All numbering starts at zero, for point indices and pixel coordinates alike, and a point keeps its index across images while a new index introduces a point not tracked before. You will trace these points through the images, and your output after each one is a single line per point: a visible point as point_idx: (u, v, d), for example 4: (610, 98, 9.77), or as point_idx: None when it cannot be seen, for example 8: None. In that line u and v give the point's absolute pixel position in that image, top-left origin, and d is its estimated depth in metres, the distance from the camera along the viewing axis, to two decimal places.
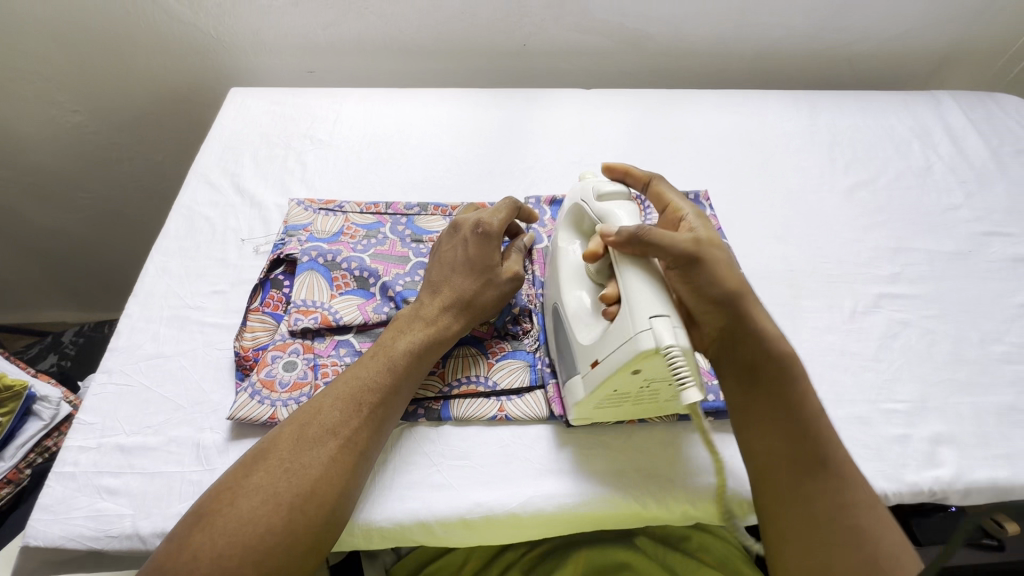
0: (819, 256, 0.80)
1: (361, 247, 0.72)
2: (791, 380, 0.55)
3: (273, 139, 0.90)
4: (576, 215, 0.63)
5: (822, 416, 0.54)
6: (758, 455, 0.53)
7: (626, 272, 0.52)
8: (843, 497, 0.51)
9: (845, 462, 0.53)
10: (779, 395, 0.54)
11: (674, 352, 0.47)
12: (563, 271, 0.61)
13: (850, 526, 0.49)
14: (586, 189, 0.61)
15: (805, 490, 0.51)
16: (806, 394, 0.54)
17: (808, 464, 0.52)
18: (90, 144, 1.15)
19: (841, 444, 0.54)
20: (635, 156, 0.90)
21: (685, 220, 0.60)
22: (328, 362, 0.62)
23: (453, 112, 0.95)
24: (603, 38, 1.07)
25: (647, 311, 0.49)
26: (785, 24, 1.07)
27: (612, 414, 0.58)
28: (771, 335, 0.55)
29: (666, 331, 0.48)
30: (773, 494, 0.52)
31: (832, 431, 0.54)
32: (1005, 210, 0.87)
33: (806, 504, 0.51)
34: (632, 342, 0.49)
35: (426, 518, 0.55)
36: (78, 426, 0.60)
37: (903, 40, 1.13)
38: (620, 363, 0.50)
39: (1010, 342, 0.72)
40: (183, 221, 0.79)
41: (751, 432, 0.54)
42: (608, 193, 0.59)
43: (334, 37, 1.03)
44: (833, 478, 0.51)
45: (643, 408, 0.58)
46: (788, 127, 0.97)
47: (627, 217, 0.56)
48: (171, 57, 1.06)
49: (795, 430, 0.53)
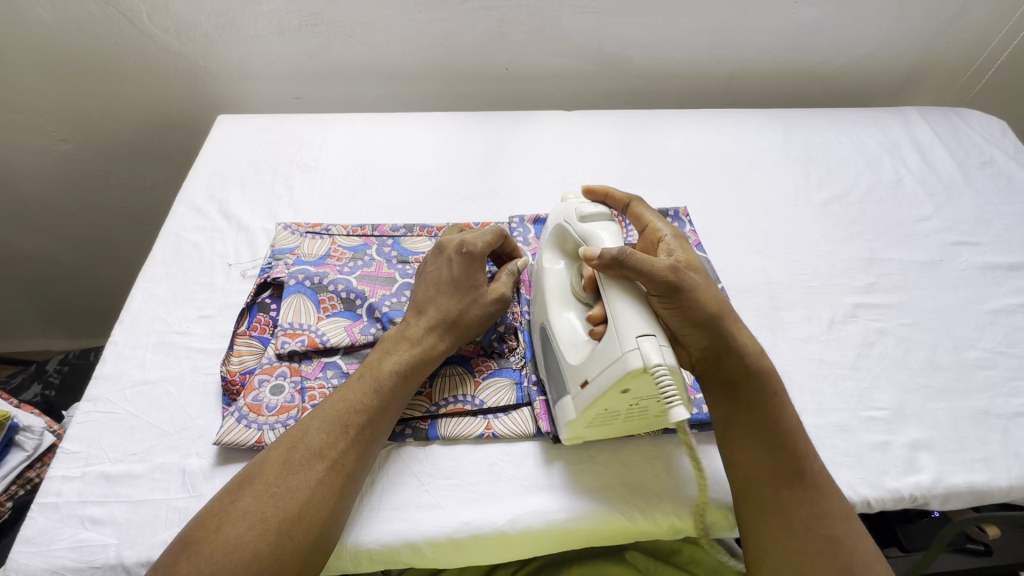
0: (797, 268, 0.82)
1: (348, 269, 0.73)
2: (771, 395, 0.56)
3: (261, 164, 0.91)
4: (559, 236, 0.64)
5: (799, 427, 0.56)
6: (739, 466, 0.55)
7: (613, 295, 0.53)
8: (819, 506, 0.52)
9: (821, 473, 0.54)
10: (761, 410, 0.55)
11: (662, 371, 0.48)
12: (550, 290, 0.62)
13: (824, 535, 0.51)
14: (569, 211, 0.63)
15: (784, 500, 0.52)
16: (784, 408, 0.56)
17: (787, 475, 0.53)
18: (78, 171, 1.16)
19: (818, 457, 0.55)
20: (616, 175, 0.92)
21: (663, 241, 0.62)
22: (315, 384, 0.63)
23: (437, 135, 0.97)
24: (583, 62, 1.10)
25: (634, 331, 0.50)
26: (757, 46, 1.11)
27: (602, 432, 0.59)
28: (751, 352, 0.56)
29: (654, 351, 0.49)
30: (754, 505, 0.53)
31: (808, 443, 0.55)
32: (972, 220, 0.91)
33: (784, 514, 0.52)
34: (621, 361, 0.50)
35: (415, 539, 0.55)
36: (62, 455, 0.60)
37: (870, 59, 1.18)
38: (609, 383, 0.51)
39: (982, 348, 0.74)
40: (170, 247, 0.79)
41: (734, 444, 0.55)
42: (590, 214, 0.61)
43: (320, 64, 1.06)
44: (808, 487, 0.53)
45: (633, 425, 0.59)
46: (763, 144, 1.00)
47: (609, 238, 0.58)
48: (160, 85, 1.07)
49: (775, 443, 0.54)
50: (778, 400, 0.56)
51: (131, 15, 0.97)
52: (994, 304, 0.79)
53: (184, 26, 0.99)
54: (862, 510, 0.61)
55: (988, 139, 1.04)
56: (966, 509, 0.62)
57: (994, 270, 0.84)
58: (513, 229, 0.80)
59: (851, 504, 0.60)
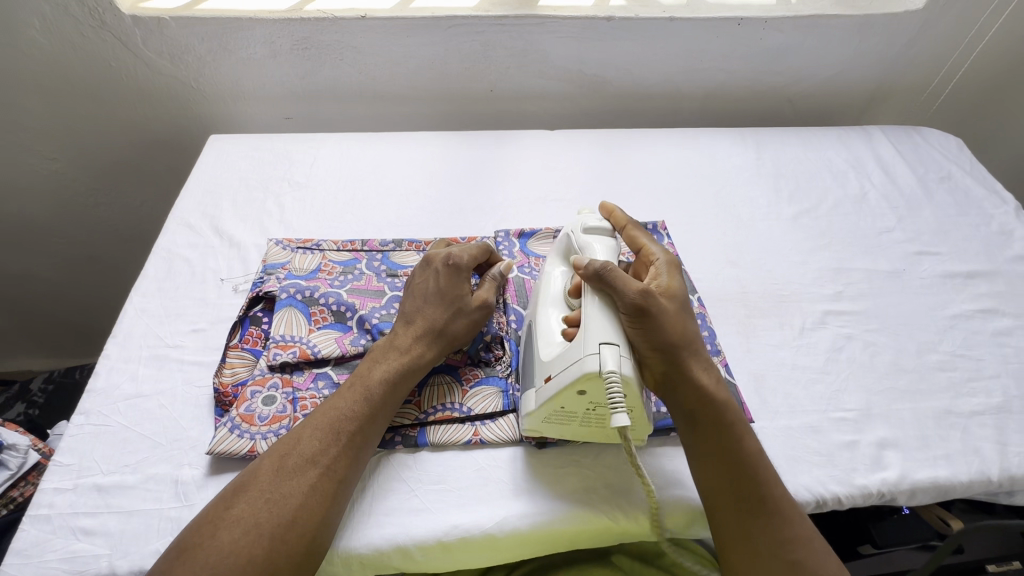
0: (769, 278, 0.86)
1: (338, 283, 0.75)
2: (730, 423, 0.58)
3: (252, 182, 0.94)
4: (561, 245, 0.68)
5: (760, 455, 0.58)
6: (707, 493, 0.57)
7: (588, 302, 0.57)
8: (783, 532, 0.54)
9: (783, 499, 0.56)
10: (720, 436, 0.57)
11: (613, 378, 0.51)
12: (543, 291, 0.65)
13: (788, 561, 0.53)
14: (575, 222, 0.67)
15: (749, 526, 0.54)
16: (743, 435, 0.58)
17: (752, 504, 0.55)
18: (66, 189, 1.17)
19: (779, 481, 0.57)
20: (597, 190, 0.97)
21: (655, 263, 0.65)
22: (306, 395, 0.64)
23: (425, 152, 1.00)
24: (565, 83, 1.15)
25: (597, 337, 0.53)
26: (728, 69, 1.18)
27: (558, 433, 0.61)
28: (710, 382, 0.59)
29: (611, 359, 0.52)
30: (722, 529, 0.55)
31: (770, 468, 0.58)
32: (932, 231, 0.96)
33: (752, 543, 0.54)
34: (580, 363, 0.53)
35: (405, 543, 0.57)
36: (54, 468, 0.60)
37: (835, 80, 1.25)
38: (566, 382, 0.54)
39: (944, 351, 0.79)
40: (162, 264, 0.81)
41: (702, 472, 0.57)
42: (593, 227, 0.66)
43: (312, 86, 1.09)
44: (773, 514, 0.55)
45: (593, 433, 0.60)
46: (736, 161, 1.05)
47: (603, 251, 0.63)
48: (154, 106, 1.10)
49: (737, 469, 0.56)
50: (738, 426, 0.58)
51: (125, 39, 0.99)
52: (953, 310, 0.84)
53: (178, 49, 1.02)
54: (833, 506, 0.64)
55: (946, 156, 1.11)
56: (931, 503, 0.66)
57: (953, 278, 0.89)
58: (499, 243, 0.83)
59: (822, 500, 0.63)
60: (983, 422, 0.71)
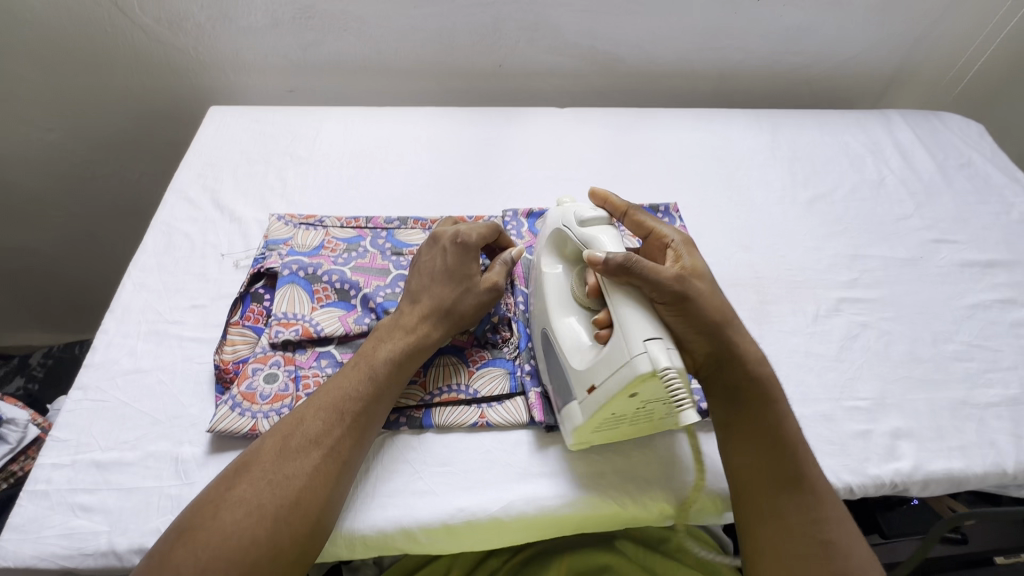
0: (783, 263, 0.84)
1: (342, 260, 0.73)
2: (770, 404, 0.57)
3: (253, 155, 0.91)
4: (559, 239, 0.63)
5: (800, 438, 0.57)
6: (740, 470, 0.56)
7: (618, 302, 0.53)
8: (816, 512, 0.53)
9: (819, 480, 0.55)
10: (761, 416, 0.57)
11: (671, 374, 0.48)
12: (551, 295, 0.61)
13: (822, 540, 0.52)
14: (567, 215, 0.62)
15: (780, 505, 0.53)
16: (783, 418, 0.57)
17: (786, 482, 0.54)
18: (62, 161, 1.14)
19: (814, 463, 0.56)
20: (607, 171, 0.94)
21: (671, 245, 0.63)
22: (309, 373, 0.63)
23: (431, 128, 0.97)
24: (576, 60, 1.11)
25: (640, 335, 0.50)
26: (744, 48, 1.14)
27: (609, 436, 0.59)
28: (753, 361, 0.58)
29: (661, 355, 0.49)
30: (751, 508, 0.54)
31: (808, 451, 0.56)
32: (951, 218, 0.94)
33: (781, 519, 0.53)
34: (629, 366, 0.50)
35: (410, 525, 0.56)
36: (52, 443, 0.59)
37: (855, 62, 1.21)
38: (618, 388, 0.51)
39: (960, 341, 0.77)
40: (161, 237, 0.79)
41: (735, 449, 0.57)
42: (590, 218, 0.60)
43: (314, 58, 1.06)
44: (806, 493, 0.54)
45: (637, 429, 0.59)
46: (751, 144, 1.02)
47: (610, 242, 0.57)
48: (151, 76, 1.07)
49: (776, 449, 0.55)
50: (779, 406, 0.57)
51: (121, 4, 0.96)
52: (971, 300, 0.82)
53: (175, 16, 0.98)
54: (844, 496, 0.63)
55: (966, 142, 1.07)
56: (943, 494, 0.64)
57: (971, 267, 0.86)
58: (507, 223, 0.81)
59: (833, 490, 0.62)
60: (999, 414, 0.69)
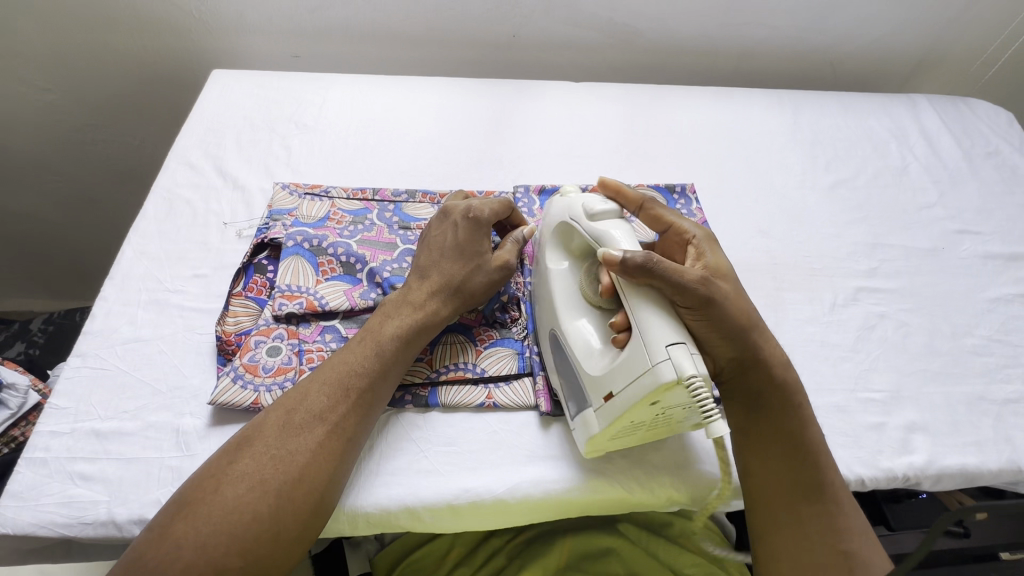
0: (801, 250, 0.81)
1: (347, 233, 0.70)
2: (793, 407, 0.56)
3: (257, 122, 0.88)
4: (566, 232, 0.61)
5: (822, 446, 0.55)
6: (754, 475, 0.55)
7: (638, 305, 0.50)
8: (836, 522, 0.52)
9: (839, 487, 0.54)
10: (779, 420, 0.55)
11: (697, 382, 0.46)
12: (558, 293, 0.59)
13: (840, 551, 0.51)
14: (576, 208, 0.58)
15: (799, 513, 0.53)
16: (806, 423, 0.56)
17: (806, 489, 0.53)
18: (60, 123, 1.11)
19: (835, 470, 0.55)
20: (622, 148, 0.91)
21: (693, 242, 0.60)
22: (313, 347, 0.61)
23: (442, 98, 0.94)
24: (592, 33, 1.07)
25: (663, 340, 0.47)
26: (768, 25, 1.09)
27: (623, 443, 0.57)
28: (778, 365, 0.56)
29: (684, 360, 0.46)
30: (767, 514, 0.54)
31: (829, 457, 0.55)
32: (975, 209, 0.91)
33: (799, 527, 0.52)
34: (651, 374, 0.47)
35: (414, 505, 0.55)
36: (50, 411, 0.58)
37: (882, 44, 1.17)
38: (637, 397, 0.48)
39: (980, 335, 0.75)
40: (162, 203, 0.77)
41: (753, 454, 0.55)
42: (601, 211, 0.56)
43: (320, 22, 1.02)
44: (827, 502, 0.53)
45: (652, 436, 0.56)
46: (771, 125, 0.98)
47: (623, 238, 0.53)
48: (152, 35, 1.03)
49: (795, 457, 0.54)
50: (802, 412, 0.56)
51: None
52: (992, 293, 0.80)
53: None
54: (855, 488, 0.62)
55: (994, 130, 1.04)
56: (955, 489, 0.64)
57: (994, 260, 0.84)
58: (518, 199, 0.78)
59: (845, 482, 0.61)
60: (1016, 411, 0.68)
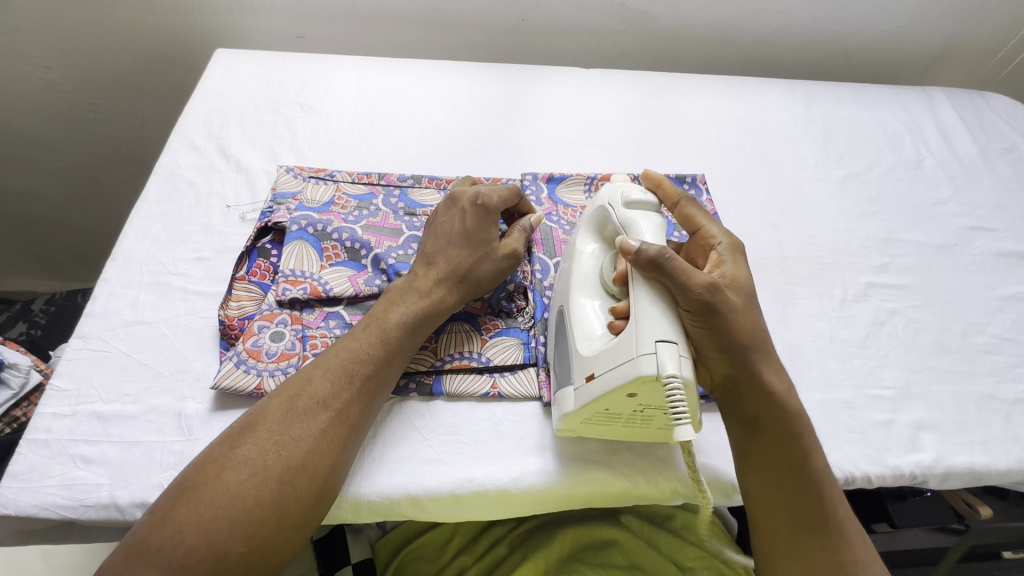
0: (812, 244, 0.80)
1: (352, 218, 0.69)
2: (804, 420, 0.55)
3: (261, 103, 0.86)
4: (601, 218, 0.59)
5: (826, 475, 0.54)
6: (755, 499, 0.54)
7: (640, 293, 0.50)
8: (840, 555, 0.52)
9: (846, 520, 0.53)
10: (784, 443, 0.53)
11: (674, 383, 0.46)
12: (576, 272, 0.58)
13: None
14: (614, 193, 0.58)
15: (803, 546, 0.52)
16: (812, 452, 0.54)
17: (810, 523, 0.52)
18: (61, 101, 1.09)
19: (842, 501, 0.54)
20: (633, 137, 0.89)
21: (713, 251, 0.58)
22: (317, 333, 0.61)
23: (450, 82, 0.92)
24: (603, 18, 1.05)
25: (653, 334, 0.47)
26: (783, 12, 1.07)
27: (596, 432, 0.56)
28: (781, 393, 0.55)
29: (671, 359, 0.46)
30: (769, 541, 0.53)
31: (835, 488, 0.54)
32: (990, 205, 0.89)
33: (802, 559, 0.52)
34: (633, 364, 0.47)
35: (416, 493, 0.55)
36: (51, 392, 0.57)
37: (899, 34, 1.14)
38: (616, 384, 0.48)
39: (991, 333, 0.74)
40: (164, 184, 0.75)
41: (750, 467, 0.54)
42: (636, 201, 0.56)
43: (326, 2, 1.00)
44: (831, 536, 0.52)
45: (631, 433, 0.55)
46: (784, 116, 0.96)
47: (648, 230, 0.54)
48: (155, 12, 1.01)
49: (802, 488, 0.53)
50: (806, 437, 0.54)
51: None
52: (1005, 292, 0.79)
53: None
54: (861, 485, 0.61)
55: (1012, 125, 1.02)
56: (962, 488, 0.63)
57: (1007, 258, 0.83)
58: (526, 186, 0.77)
59: (851, 479, 0.60)
60: None
